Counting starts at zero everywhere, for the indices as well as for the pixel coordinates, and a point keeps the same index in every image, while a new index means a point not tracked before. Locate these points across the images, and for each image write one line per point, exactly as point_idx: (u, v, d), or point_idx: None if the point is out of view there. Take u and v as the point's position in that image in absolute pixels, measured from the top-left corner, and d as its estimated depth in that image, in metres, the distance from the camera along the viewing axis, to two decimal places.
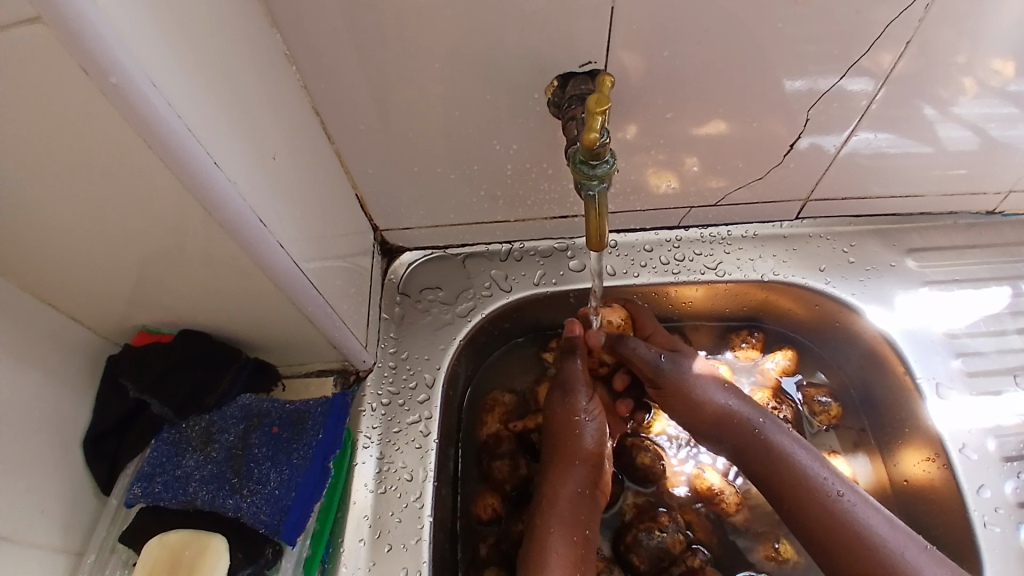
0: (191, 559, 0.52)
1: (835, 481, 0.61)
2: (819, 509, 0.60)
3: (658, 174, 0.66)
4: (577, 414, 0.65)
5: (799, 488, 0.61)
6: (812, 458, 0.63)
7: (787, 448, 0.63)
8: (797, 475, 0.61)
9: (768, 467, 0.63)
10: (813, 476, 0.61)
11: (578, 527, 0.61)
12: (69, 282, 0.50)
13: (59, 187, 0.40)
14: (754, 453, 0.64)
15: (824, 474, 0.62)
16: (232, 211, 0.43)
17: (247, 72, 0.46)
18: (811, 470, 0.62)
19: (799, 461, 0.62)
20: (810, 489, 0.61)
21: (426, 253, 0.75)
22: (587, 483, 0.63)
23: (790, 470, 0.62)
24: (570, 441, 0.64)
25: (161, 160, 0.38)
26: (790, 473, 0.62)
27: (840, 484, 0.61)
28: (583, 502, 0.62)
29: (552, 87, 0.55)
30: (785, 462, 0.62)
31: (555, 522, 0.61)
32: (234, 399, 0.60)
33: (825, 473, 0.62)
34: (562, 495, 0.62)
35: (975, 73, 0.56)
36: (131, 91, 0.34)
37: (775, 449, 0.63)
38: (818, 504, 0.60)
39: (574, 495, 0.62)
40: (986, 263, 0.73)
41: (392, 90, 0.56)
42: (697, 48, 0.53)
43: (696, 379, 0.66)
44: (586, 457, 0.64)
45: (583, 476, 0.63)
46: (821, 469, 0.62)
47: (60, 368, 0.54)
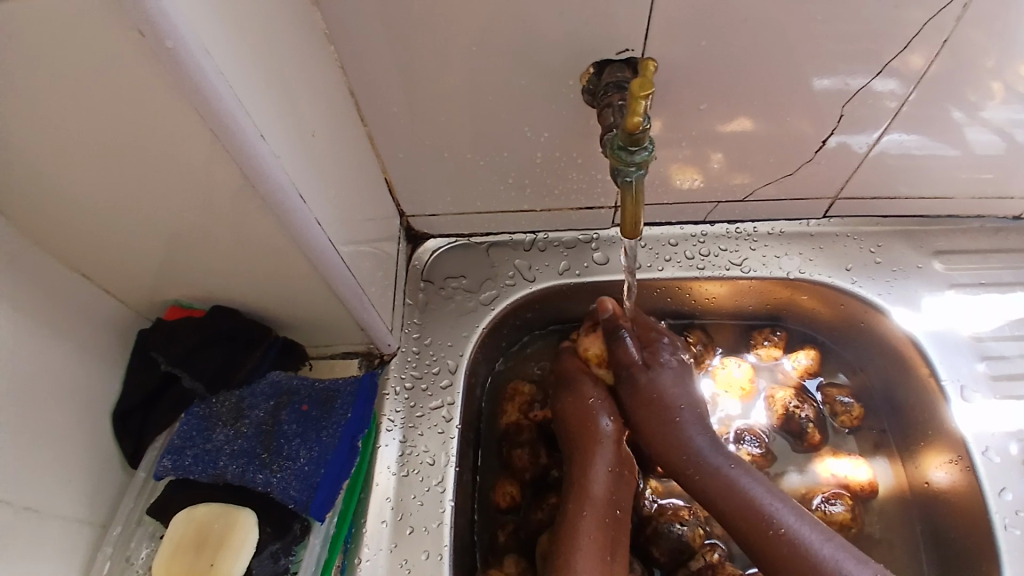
0: (221, 532, 0.53)
1: (778, 505, 0.60)
2: (769, 541, 0.59)
3: (683, 170, 0.66)
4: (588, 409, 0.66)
5: (747, 519, 0.60)
6: (749, 477, 0.62)
7: (737, 477, 0.62)
8: (746, 508, 0.60)
9: (727, 505, 0.61)
10: (761, 507, 0.60)
11: (608, 507, 0.61)
12: (104, 252, 0.50)
13: (106, 155, 0.40)
14: (704, 485, 0.62)
15: (790, 518, 0.59)
16: (275, 184, 0.43)
17: (291, 50, 0.46)
18: (775, 514, 0.59)
19: (747, 492, 0.61)
20: (756, 521, 0.59)
21: (450, 241, 0.75)
22: (619, 485, 0.63)
23: (738, 500, 0.60)
24: (591, 426, 0.65)
25: (209, 130, 0.38)
26: (741, 507, 0.60)
27: (807, 527, 0.59)
28: (619, 481, 0.63)
29: (588, 75, 0.55)
30: (739, 493, 0.61)
31: (586, 506, 0.61)
32: (263, 375, 0.60)
33: (791, 517, 0.59)
34: (596, 496, 0.61)
35: (1003, 78, 0.55)
36: (185, 57, 0.34)
37: (721, 480, 0.62)
38: (766, 533, 0.59)
39: (607, 497, 0.62)
40: (1013, 267, 0.72)
41: (426, 74, 0.56)
42: (735, 39, 0.53)
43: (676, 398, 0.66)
44: (608, 439, 0.64)
45: (615, 479, 0.63)
46: (761, 491, 0.61)
47: (91, 339, 0.55)
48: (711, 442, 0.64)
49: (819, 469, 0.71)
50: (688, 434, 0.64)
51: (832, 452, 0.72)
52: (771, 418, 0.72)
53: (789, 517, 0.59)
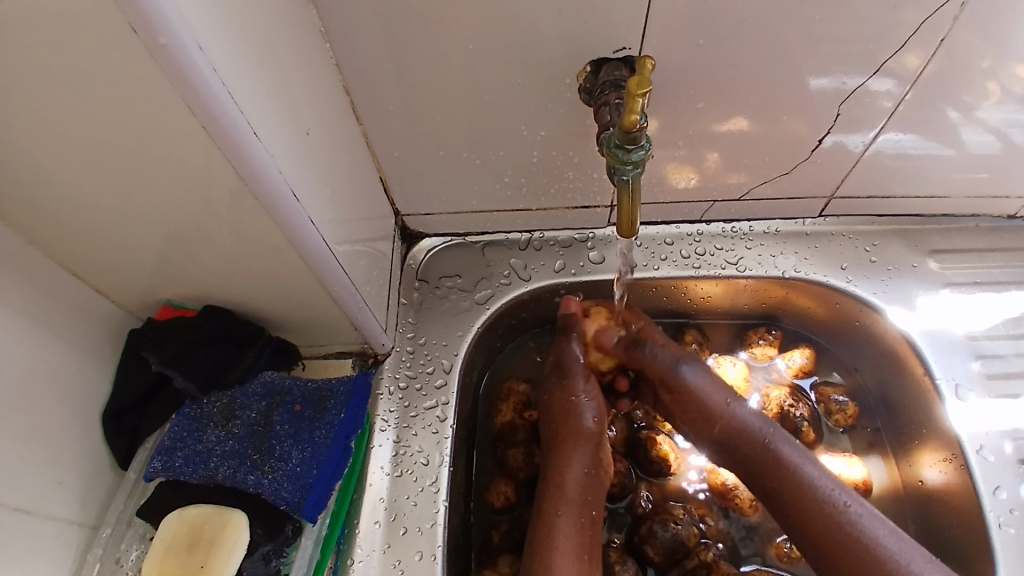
0: (211, 534, 0.52)
1: (817, 474, 0.61)
2: (823, 520, 0.59)
3: (679, 169, 0.66)
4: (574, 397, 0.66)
5: (802, 499, 0.60)
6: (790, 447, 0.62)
7: (778, 446, 0.62)
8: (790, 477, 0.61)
9: (783, 483, 0.61)
10: (818, 486, 0.60)
11: (584, 508, 0.61)
12: (95, 251, 0.49)
13: (97, 152, 0.40)
14: (757, 464, 0.62)
15: (845, 497, 0.60)
16: (269, 183, 0.42)
17: (285, 47, 0.46)
18: (832, 493, 0.60)
19: (789, 461, 0.61)
20: (811, 500, 0.60)
21: (445, 240, 0.74)
22: (591, 479, 0.62)
23: (778, 469, 0.61)
24: (572, 422, 0.65)
25: (202, 126, 0.37)
26: (796, 487, 0.60)
27: (861, 507, 0.59)
28: (590, 482, 0.62)
29: (585, 73, 0.55)
30: (782, 463, 0.62)
31: (562, 504, 0.61)
32: (256, 375, 0.60)
33: (846, 496, 0.60)
34: (567, 490, 0.61)
35: (998, 79, 0.55)
36: (178, 52, 0.34)
37: (766, 449, 0.62)
38: (809, 501, 0.59)
39: (579, 493, 0.61)
40: (1007, 266, 0.73)
41: (422, 72, 0.55)
42: (733, 38, 0.52)
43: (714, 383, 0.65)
44: (586, 437, 0.64)
45: (588, 474, 0.63)
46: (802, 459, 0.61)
47: (82, 339, 0.54)
48: (768, 423, 0.64)
49: None
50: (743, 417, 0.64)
51: (826, 450, 0.72)
52: None
53: (827, 486, 0.60)
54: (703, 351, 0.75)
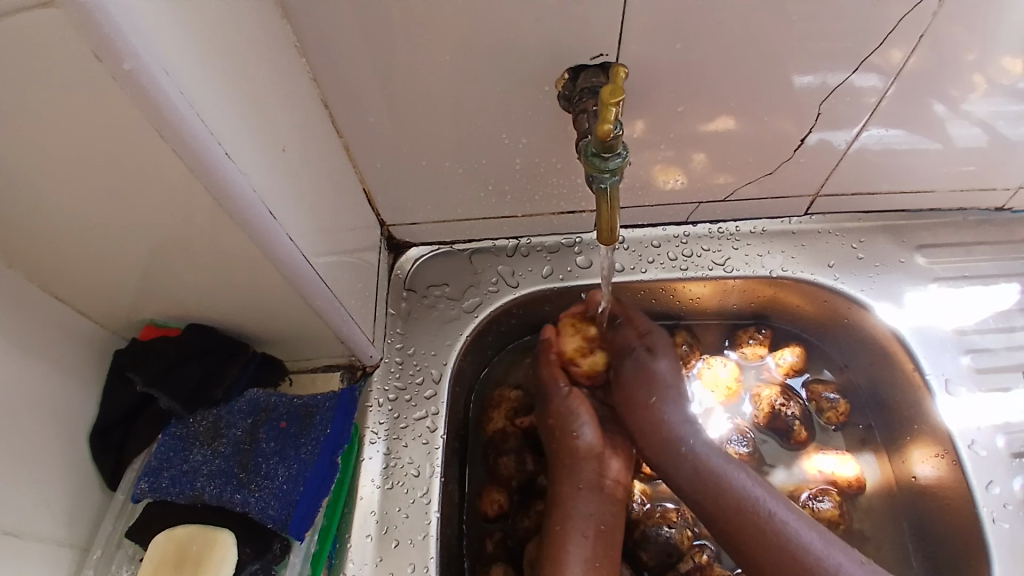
0: (198, 552, 0.52)
1: (766, 497, 0.60)
2: (753, 531, 0.59)
3: (665, 171, 0.66)
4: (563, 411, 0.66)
5: (731, 511, 0.60)
6: (738, 472, 0.62)
7: (726, 471, 0.62)
8: (740, 504, 0.60)
9: (710, 496, 0.61)
10: (746, 496, 0.60)
11: (591, 524, 0.60)
12: (77, 273, 0.49)
13: (69, 176, 0.39)
14: (688, 476, 0.62)
15: (773, 505, 0.60)
16: (243, 201, 0.42)
17: (259, 64, 0.46)
18: (759, 502, 0.60)
19: (732, 483, 0.61)
20: (740, 510, 0.60)
21: (431, 249, 0.74)
22: (601, 502, 0.62)
23: (727, 496, 0.60)
24: (570, 439, 0.64)
25: (172, 150, 0.37)
26: (724, 500, 0.60)
27: (790, 515, 0.59)
28: (586, 495, 0.62)
29: (564, 79, 0.55)
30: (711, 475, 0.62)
31: (572, 525, 0.60)
32: (241, 393, 0.60)
33: (774, 503, 0.60)
34: (575, 516, 0.61)
35: (984, 70, 0.55)
36: (143, 76, 0.34)
37: (709, 473, 0.62)
38: (739, 512, 0.60)
39: (592, 513, 0.61)
40: (996, 259, 0.72)
41: (401, 83, 0.55)
42: (711, 40, 0.52)
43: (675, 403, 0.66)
44: (585, 453, 0.63)
45: (595, 497, 0.62)
46: (749, 483, 0.61)
47: (66, 360, 0.54)
48: (700, 438, 0.64)
49: (807, 466, 0.71)
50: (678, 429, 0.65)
51: (820, 448, 0.72)
52: (758, 416, 0.72)
53: (778, 509, 0.60)
54: (693, 353, 0.75)
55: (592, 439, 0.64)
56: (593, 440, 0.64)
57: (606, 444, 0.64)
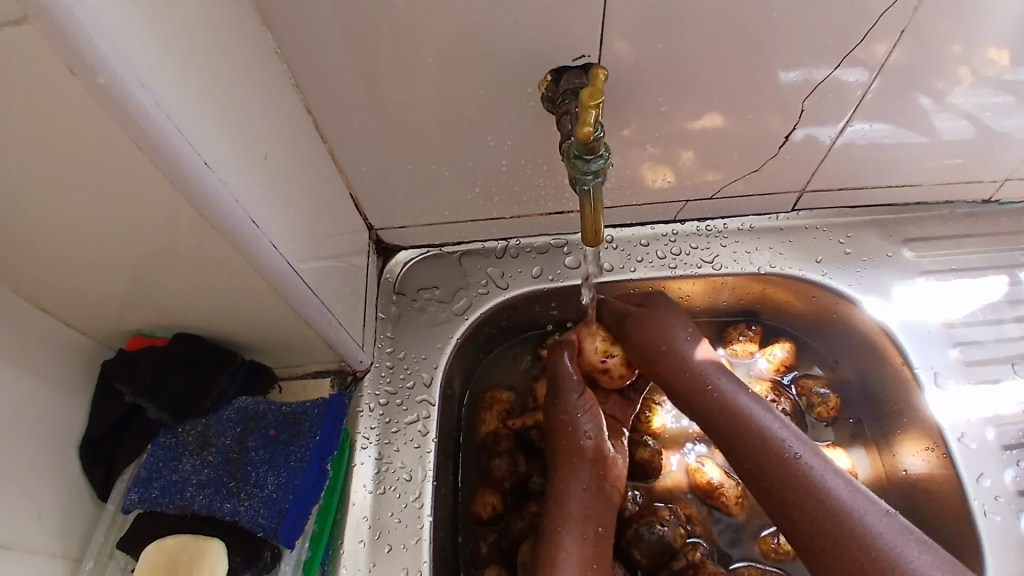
0: (190, 562, 0.52)
1: (811, 459, 0.59)
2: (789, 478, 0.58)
3: (653, 169, 0.66)
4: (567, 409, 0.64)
5: (767, 460, 0.59)
6: (794, 440, 0.60)
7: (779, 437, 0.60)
8: (767, 447, 0.60)
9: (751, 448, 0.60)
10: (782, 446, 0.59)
11: (588, 524, 0.60)
12: (63, 285, 0.49)
13: (46, 188, 0.39)
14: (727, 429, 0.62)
15: (802, 450, 0.59)
16: (225, 211, 0.42)
17: (237, 72, 0.46)
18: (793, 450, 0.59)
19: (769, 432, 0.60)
20: (774, 457, 0.59)
21: (420, 252, 0.74)
22: (598, 500, 0.61)
23: (782, 463, 0.59)
24: (569, 432, 0.63)
25: (150, 162, 0.37)
26: (764, 450, 0.60)
27: (819, 461, 0.59)
28: (592, 497, 0.61)
29: (546, 82, 0.55)
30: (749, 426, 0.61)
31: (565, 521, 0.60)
32: (229, 402, 0.60)
33: (804, 449, 0.59)
34: (574, 513, 0.60)
35: (970, 63, 0.55)
36: (121, 91, 0.34)
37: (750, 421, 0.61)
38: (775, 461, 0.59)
39: (582, 512, 0.60)
40: (983, 252, 0.73)
41: (385, 88, 0.55)
42: (691, 40, 0.52)
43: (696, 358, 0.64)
44: (586, 450, 0.62)
45: (595, 497, 0.61)
46: (796, 444, 0.60)
47: (53, 372, 0.54)
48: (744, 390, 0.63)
49: None
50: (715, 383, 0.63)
51: (810, 443, 0.72)
52: None
53: (824, 473, 0.58)
54: None
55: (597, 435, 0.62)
56: (594, 430, 0.63)
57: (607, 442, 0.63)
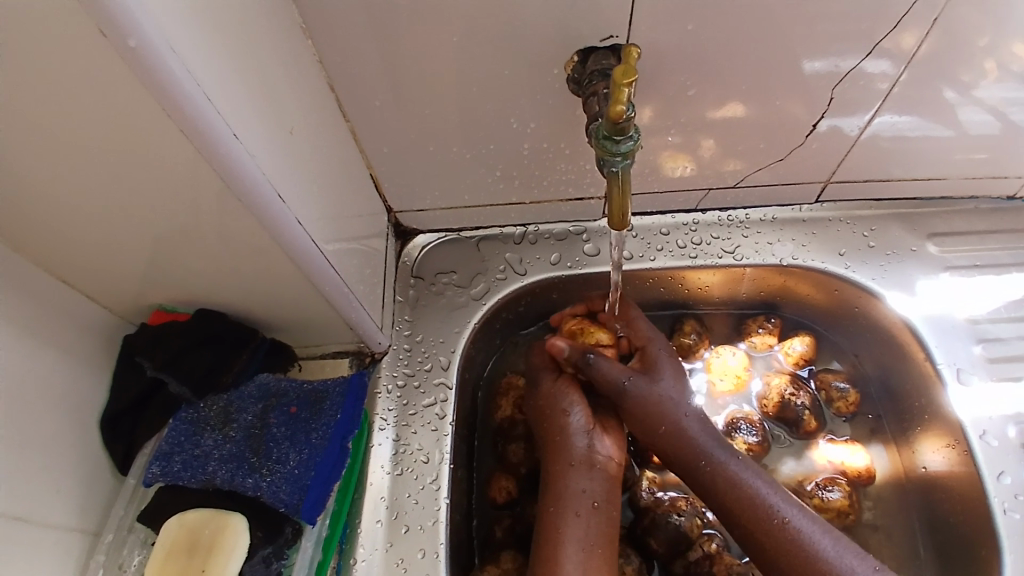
0: (209, 538, 0.53)
1: (792, 515, 0.59)
2: (768, 532, 0.58)
3: (673, 157, 0.65)
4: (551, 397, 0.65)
5: (747, 513, 0.59)
6: (774, 493, 0.60)
7: (756, 489, 0.60)
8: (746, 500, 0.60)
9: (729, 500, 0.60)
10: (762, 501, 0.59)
11: (585, 501, 0.60)
12: (87, 258, 0.49)
13: (76, 158, 0.39)
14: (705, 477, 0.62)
15: (784, 508, 0.59)
16: (252, 185, 0.42)
17: (264, 45, 0.45)
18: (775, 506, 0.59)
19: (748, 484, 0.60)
20: (753, 512, 0.59)
21: (439, 236, 0.74)
22: (591, 478, 0.61)
23: (759, 512, 0.59)
24: (557, 426, 0.63)
25: (180, 131, 0.37)
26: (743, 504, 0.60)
27: (800, 517, 0.59)
28: (593, 482, 0.61)
29: (573, 62, 0.54)
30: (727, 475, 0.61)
31: (572, 507, 0.60)
32: (251, 378, 0.60)
33: (785, 506, 0.59)
34: (568, 495, 0.60)
35: (996, 56, 0.54)
36: (152, 55, 0.34)
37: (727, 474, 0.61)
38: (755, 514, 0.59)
39: (582, 491, 0.60)
40: (1009, 248, 0.72)
41: (408, 67, 0.55)
42: (721, 24, 0.52)
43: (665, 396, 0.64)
44: (580, 434, 0.62)
45: (586, 474, 0.61)
46: (779, 501, 0.60)
47: (76, 345, 0.54)
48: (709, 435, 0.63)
49: (815, 456, 0.71)
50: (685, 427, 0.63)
51: (829, 437, 0.72)
52: (767, 406, 0.72)
53: (803, 527, 0.58)
54: (702, 342, 0.74)
55: (585, 418, 0.63)
56: (583, 421, 0.63)
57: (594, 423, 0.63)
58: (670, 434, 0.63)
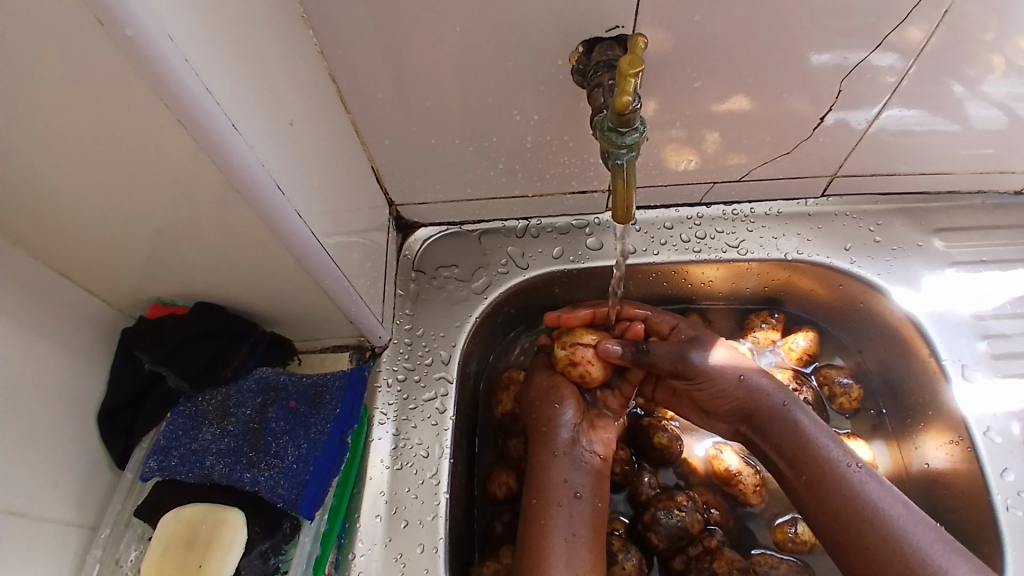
0: (207, 533, 0.52)
1: (876, 487, 0.56)
2: (842, 498, 0.56)
3: (678, 151, 0.64)
4: (540, 390, 0.65)
5: (823, 478, 0.57)
6: (838, 449, 0.59)
7: (830, 450, 0.58)
8: (821, 463, 0.58)
9: (803, 463, 0.59)
10: (836, 464, 0.57)
11: (567, 493, 0.60)
12: (84, 250, 0.49)
13: (72, 149, 0.39)
14: (782, 438, 0.60)
15: (864, 475, 0.57)
16: (250, 176, 0.41)
17: (262, 33, 0.44)
18: (851, 469, 0.57)
19: (823, 448, 0.58)
20: (830, 477, 0.57)
21: (441, 229, 0.73)
22: (575, 470, 0.61)
23: (830, 472, 0.57)
24: (544, 417, 0.64)
25: (177, 121, 0.36)
26: (818, 467, 0.58)
27: (883, 488, 0.56)
28: (574, 475, 0.61)
29: (577, 54, 0.53)
30: (804, 438, 0.59)
31: (552, 499, 0.60)
32: (251, 371, 0.60)
33: (865, 475, 0.57)
34: (551, 484, 0.60)
35: (1004, 51, 0.53)
36: (148, 44, 0.33)
37: (802, 436, 0.59)
38: (830, 481, 0.57)
39: (563, 483, 0.60)
40: (1015, 244, 0.71)
41: (409, 57, 0.54)
42: (728, 14, 0.51)
43: (728, 360, 0.63)
44: (564, 427, 0.63)
45: (571, 465, 0.61)
46: (859, 470, 0.57)
47: (73, 339, 0.53)
48: (790, 396, 0.62)
49: None
50: (764, 394, 0.62)
51: None
52: None
53: (886, 500, 0.55)
54: None
55: (574, 413, 0.63)
56: (573, 417, 0.63)
57: (582, 419, 0.64)
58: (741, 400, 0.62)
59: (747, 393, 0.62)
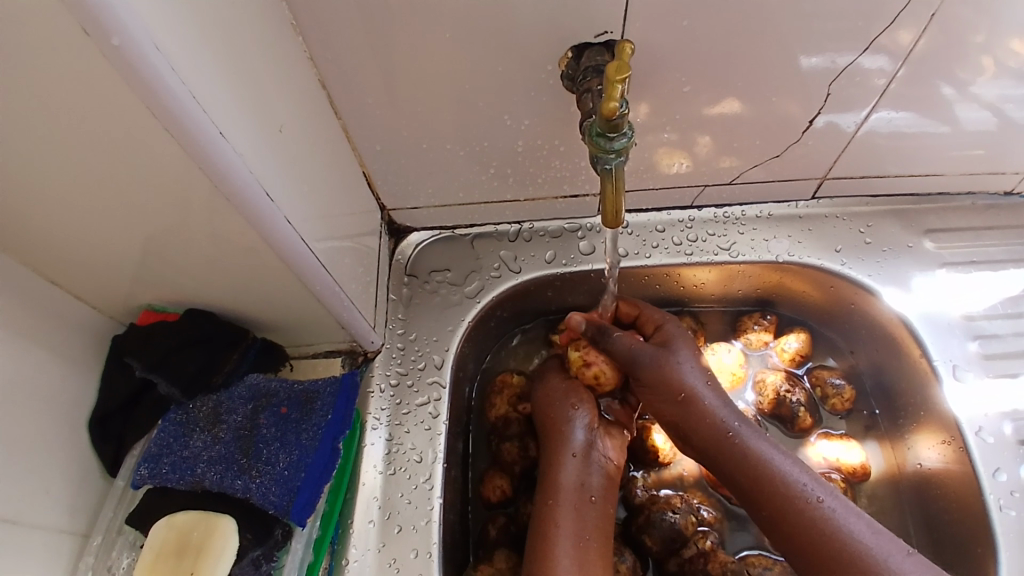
0: (199, 540, 0.52)
1: (832, 503, 0.57)
2: (799, 517, 0.56)
3: (669, 154, 0.65)
4: (556, 393, 0.65)
5: (777, 497, 0.57)
6: (804, 475, 0.58)
7: (782, 467, 0.58)
8: (777, 484, 0.57)
9: (758, 483, 0.58)
10: (792, 482, 0.57)
11: (581, 497, 0.60)
12: (74, 257, 0.49)
13: (60, 157, 0.39)
14: (735, 459, 0.59)
15: (820, 492, 0.57)
16: (239, 183, 0.41)
17: (250, 40, 0.44)
18: (806, 487, 0.57)
19: (779, 467, 0.58)
20: (784, 495, 0.57)
21: (433, 234, 0.73)
22: (590, 472, 0.61)
23: (786, 491, 0.57)
24: (559, 420, 0.63)
25: (164, 129, 0.36)
26: (773, 487, 0.57)
27: (837, 502, 0.57)
28: (588, 478, 0.61)
29: (567, 59, 0.53)
30: (755, 457, 0.59)
31: (562, 503, 0.59)
32: (242, 378, 0.60)
33: (822, 491, 0.57)
34: (564, 487, 0.60)
35: (993, 52, 0.54)
36: (135, 54, 0.33)
37: (755, 456, 0.59)
38: (785, 500, 0.57)
39: (576, 486, 0.60)
40: (1005, 244, 0.71)
41: (400, 63, 0.54)
42: (717, 19, 0.51)
43: (688, 368, 0.62)
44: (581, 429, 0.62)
45: (586, 468, 0.61)
46: (816, 487, 0.57)
47: (64, 346, 0.53)
48: (738, 416, 0.61)
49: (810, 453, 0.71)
50: (716, 412, 0.61)
51: (824, 435, 0.72)
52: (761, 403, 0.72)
53: (843, 515, 0.56)
54: (697, 338, 0.74)
55: (589, 416, 0.63)
56: (588, 419, 0.63)
57: (598, 422, 0.64)
58: (687, 420, 0.61)
59: (699, 412, 0.61)
